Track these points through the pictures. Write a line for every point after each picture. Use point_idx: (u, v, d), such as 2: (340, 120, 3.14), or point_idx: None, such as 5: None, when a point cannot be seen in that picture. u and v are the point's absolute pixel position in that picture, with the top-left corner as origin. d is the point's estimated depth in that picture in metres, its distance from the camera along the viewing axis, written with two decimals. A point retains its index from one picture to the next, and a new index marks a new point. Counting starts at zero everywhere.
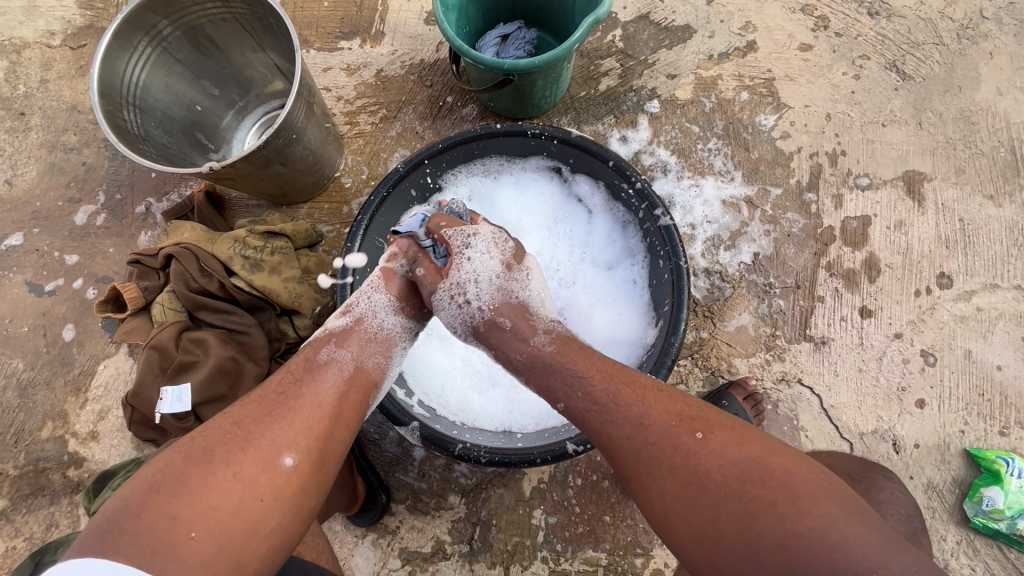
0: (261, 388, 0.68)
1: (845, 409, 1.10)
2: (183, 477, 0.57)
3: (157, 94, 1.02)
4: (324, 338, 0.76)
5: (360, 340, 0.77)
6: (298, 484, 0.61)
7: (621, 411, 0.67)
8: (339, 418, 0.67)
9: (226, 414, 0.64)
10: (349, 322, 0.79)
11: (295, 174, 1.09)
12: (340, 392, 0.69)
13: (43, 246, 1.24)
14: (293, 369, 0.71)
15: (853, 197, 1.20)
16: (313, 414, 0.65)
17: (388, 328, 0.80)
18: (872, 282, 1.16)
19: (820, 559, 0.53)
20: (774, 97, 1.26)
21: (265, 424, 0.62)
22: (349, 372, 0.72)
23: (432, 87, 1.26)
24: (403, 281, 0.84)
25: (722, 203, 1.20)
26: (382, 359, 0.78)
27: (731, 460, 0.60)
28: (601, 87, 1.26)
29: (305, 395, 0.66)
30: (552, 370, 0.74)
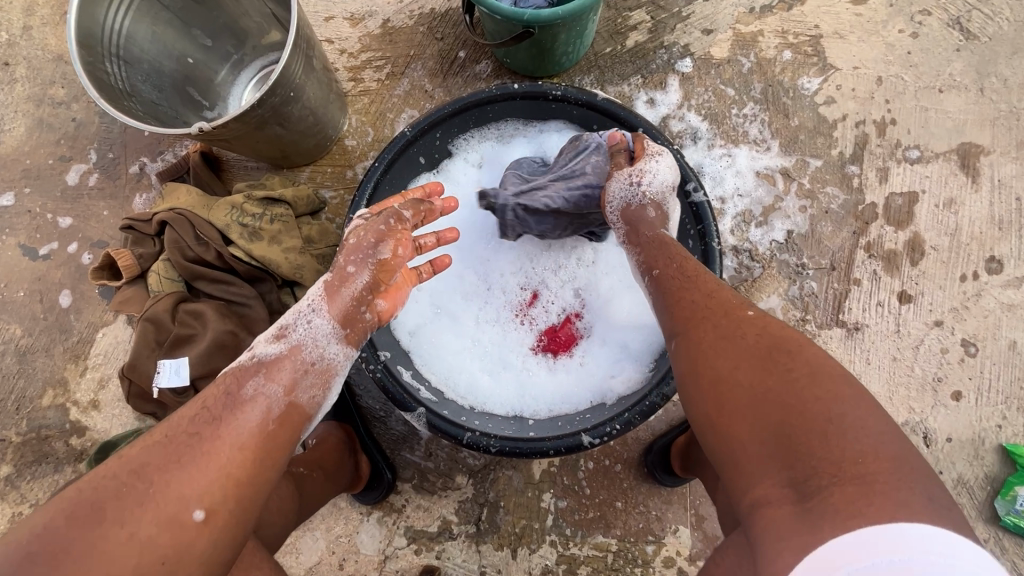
0: (167, 424, 0.57)
1: (875, 399, 1.04)
2: (69, 542, 0.50)
3: (143, 45, 0.93)
4: (249, 368, 0.64)
5: (294, 371, 0.66)
6: (209, 537, 0.53)
7: (690, 282, 0.70)
8: (266, 458, 0.58)
9: (119, 458, 0.54)
10: (282, 349, 0.67)
11: (295, 135, 1.01)
12: (267, 432, 0.60)
13: (35, 208, 1.19)
14: (210, 404, 0.60)
15: (900, 171, 1.10)
16: (230, 460, 0.56)
17: (329, 357, 0.69)
18: (915, 265, 1.08)
19: (819, 426, 0.51)
20: (820, 57, 1.14)
21: (169, 472, 0.53)
22: (279, 410, 0.62)
23: (443, 40, 1.16)
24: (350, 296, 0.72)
25: (756, 175, 1.11)
26: (320, 391, 0.67)
27: (770, 335, 0.60)
28: (628, 43, 1.14)
29: (221, 437, 0.56)
30: (656, 245, 0.76)
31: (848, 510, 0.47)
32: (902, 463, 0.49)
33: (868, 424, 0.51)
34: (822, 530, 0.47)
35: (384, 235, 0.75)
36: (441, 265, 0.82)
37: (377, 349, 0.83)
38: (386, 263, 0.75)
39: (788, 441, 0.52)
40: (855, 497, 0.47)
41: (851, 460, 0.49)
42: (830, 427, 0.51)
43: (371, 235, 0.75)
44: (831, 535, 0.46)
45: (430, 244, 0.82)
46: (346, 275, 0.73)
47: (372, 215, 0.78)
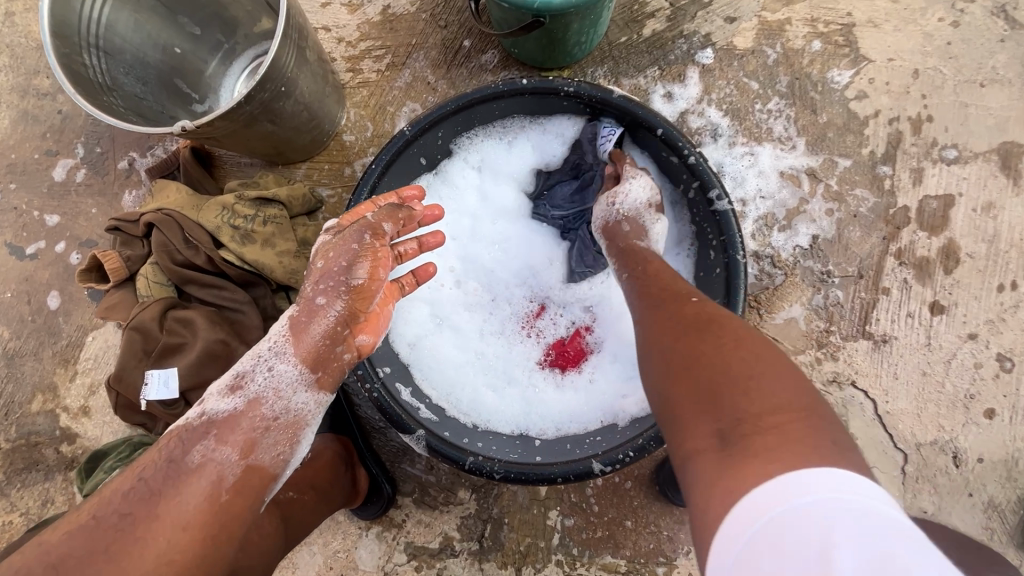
0: (105, 503, 0.56)
1: (903, 416, 0.98)
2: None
3: (124, 34, 0.87)
4: (197, 429, 0.60)
5: (250, 430, 0.62)
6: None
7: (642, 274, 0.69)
8: (213, 539, 0.57)
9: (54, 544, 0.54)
10: (238, 404, 0.63)
11: (289, 132, 0.95)
12: (213, 507, 0.57)
13: (21, 204, 1.14)
14: (150, 476, 0.57)
15: (936, 172, 1.03)
16: (170, 544, 0.54)
17: (293, 409, 0.65)
18: (948, 273, 1.01)
19: (742, 385, 0.48)
20: (852, 48, 1.06)
21: (98, 565, 0.52)
22: (231, 478, 0.59)
23: (446, 28, 1.08)
24: (317, 333, 0.67)
25: (780, 175, 1.03)
26: (284, 448, 0.64)
27: (709, 313, 0.58)
28: (645, 32, 1.07)
29: (160, 519, 0.55)
30: (622, 252, 0.75)
31: (771, 459, 0.42)
32: (829, 428, 0.45)
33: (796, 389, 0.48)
34: (745, 482, 0.42)
35: (357, 255, 0.69)
36: (425, 274, 0.76)
37: (375, 366, 0.78)
38: (360, 289, 0.69)
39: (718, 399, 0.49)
40: (780, 447, 0.43)
41: (769, 418, 0.46)
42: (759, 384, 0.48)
43: (348, 253, 0.69)
44: (743, 485, 0.42)
45: (413, 249, 0.74)
46: (315, 308, 0.68)
47: (342, 231, 0.71)
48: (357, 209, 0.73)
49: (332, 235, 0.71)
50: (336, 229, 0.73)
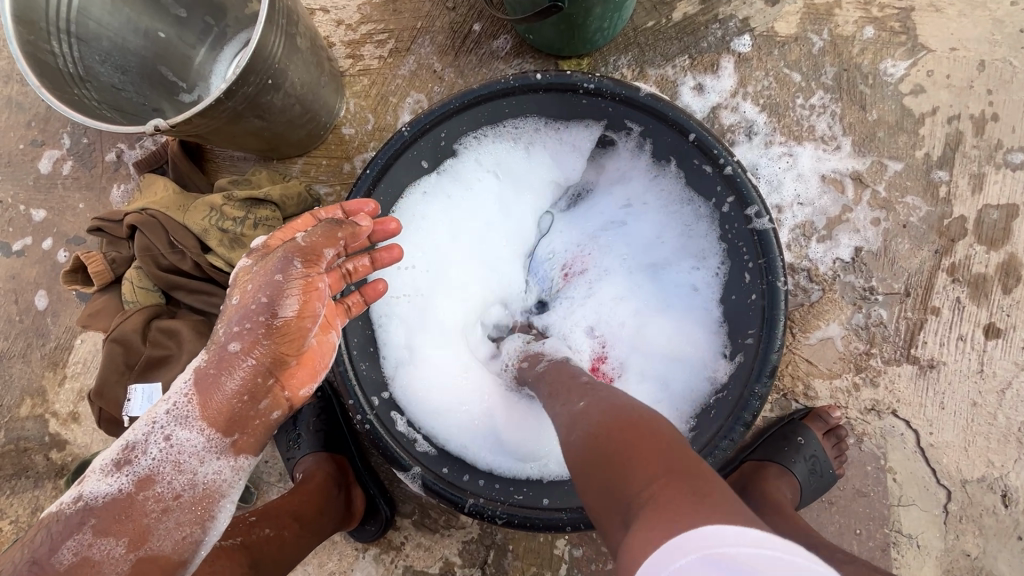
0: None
1: (948, 449, 0.89)
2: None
3: (98, 17, 0.80)
4: (74, 520, 0.54)
5: (142, 515, 0.55)
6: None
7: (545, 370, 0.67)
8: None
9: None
10: (124, 485, 0.56)
11: (281, 126, 0.87)
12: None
13: (7, 198, 1.08)
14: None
15: (999, 179, 0.92)
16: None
17: (198, 483, 0.58)
18: (1008, 293, 0.90)
19: (619, 460, 0.45)
20: (910, 36, 0.94)
21: None
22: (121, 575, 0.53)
23: (455, 10, 0.99)
24: (231, 390, 0.59)
25: (821, 180, 0.93)
26: (188, 528, 0.57)
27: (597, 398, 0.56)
28: (675, 15, 0.96)
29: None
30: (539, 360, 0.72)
31: (670, 519, 0.38)
32: (702, 480, 0.42)
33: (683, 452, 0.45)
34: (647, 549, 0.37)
35: (281, 287, 0.59)
36: (374, 293, 0.68)
37: (370, 394, 0.71)
38: (282, 328, 0.60)
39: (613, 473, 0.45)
40: (678, 506, 0.39)
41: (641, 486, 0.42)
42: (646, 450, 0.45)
43: (273, 289, 0.59)
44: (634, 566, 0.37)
45: (364, 265, 0.67)
46: (232, 360, 0.59)
47: (265, 263, 0.60)
48: (291, 227, 0.64)
49: (255, 259, 0.62)
50: (251, 253, 0.63)
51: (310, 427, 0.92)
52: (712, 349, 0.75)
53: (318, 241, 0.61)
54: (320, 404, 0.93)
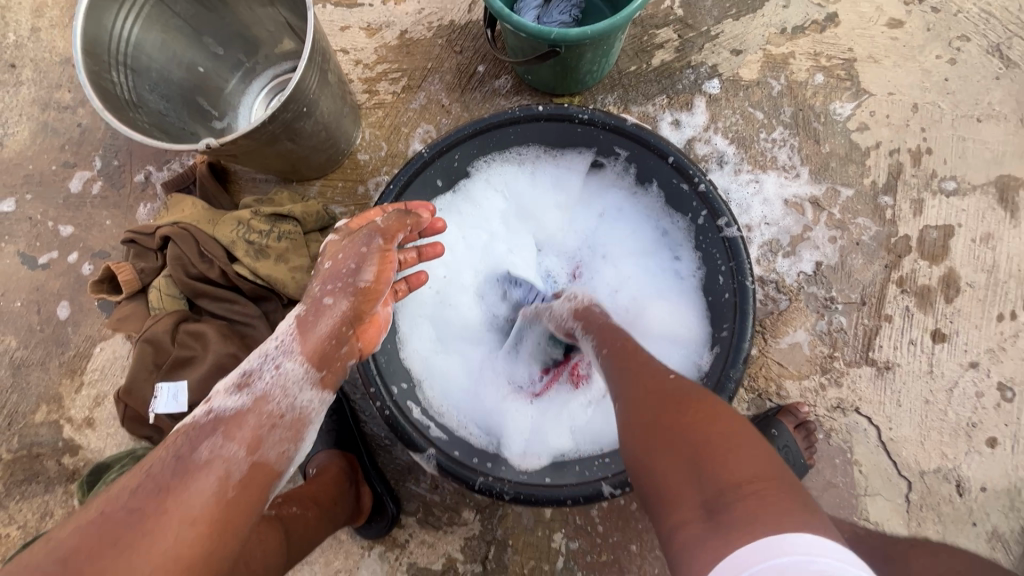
0: (104, 503, 0.49)
1: (906, 443, 0.99)
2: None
3: (151, 52, 0.90)
4: (205, 425, 0.56)
5: (259, 426, 0.59)
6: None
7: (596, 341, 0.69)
8: (223, 534, 0.51)
9: (52, 544, 0.47)
10: (245, 401, 0.60)
11: (307, 150, 0.97)
12: (225, 500, 0.52)
13: (36, 215, 1.15)
14: (155, 472, 0.52)
15: (935, 204, 1.05)
16: (180, 539, 0.48)
17: (300, 406, 0.63)
18: (949, 302, 1.03)
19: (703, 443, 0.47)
20: (854, 82, 1.09)
21: (108, 560, 0.46)
22: (241, 470, 0.55)
23: (462, 54, 1.12)
24: (322, 334, 0.66)
25: (784, 203, 1.06)
26: (290, 446, 0.60)
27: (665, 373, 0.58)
28: (654, 61, 1.10)
29: (168, 512, 0.49)
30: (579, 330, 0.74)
31: (762, 518, 0.40)
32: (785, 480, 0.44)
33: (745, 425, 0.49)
34: (731, 546, 0.40)
35: (365, 257, 0.70)
36: (418, 281, 0.77)
37: (388, 384, 0.78)
38: (367, 290, 0.69)
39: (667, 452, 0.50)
40: (767, 505, 0.41)
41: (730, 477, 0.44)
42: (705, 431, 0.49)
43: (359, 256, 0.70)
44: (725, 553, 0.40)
45: (411, 258, 0.76)
46: (322, 309, 0.67)
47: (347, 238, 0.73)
48: (367, 214, 0.75)
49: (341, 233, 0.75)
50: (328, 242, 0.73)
51: (322, 426, 0.97)
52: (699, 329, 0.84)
53: (393, 223, 0.72)
54: (332, 406, 0.99)
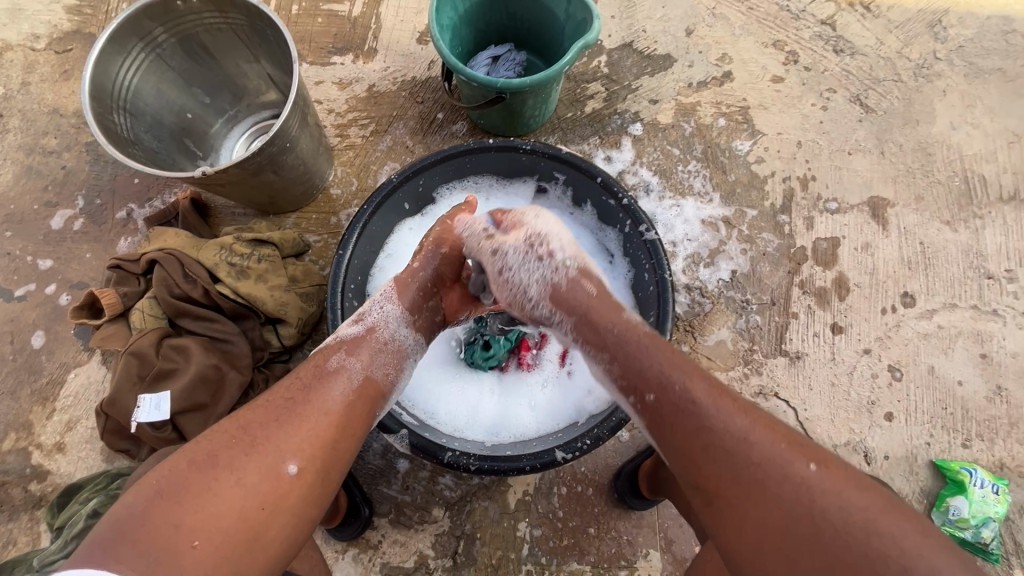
0: (267, 395, 0.69)
1: (819, 421, 1.16)
2: (189, 481, 0.58)
3: (147, 98, 1.02)
4: (335, 345, 0.77)
5: (371, 350, 0.78)
6: (301, 490, 0.62)
7: (725, 418, 0.63)
8: (344, 429, 0.69)
9: (233, 418, 0.65)
10: (361, 330, 0.80)
11: (286, 182, 1.10)
12: (347, 401, 0.71)
13: (15, 250, 1.21)
14: (302, 376, 0.71)
15: (823, 220, 1.27)
16: (319, 422, 0.66)
17: (399, 339, 0.82)
18: (842, 300, 1.22)
19: None
20: (749, 125, 1.33)
21: (271, 429, 0.64)
22: (357, 382, 0.73)
23: (423, 103, 1.29)
24: (416, 292, 0.87)
25: (702, 223, 1.25)
26: (391, 371, 0.79)
27: (839, 500, 0.56)
28: (586, 109, 1.31)
29: (313, 402, 0.68)
30: (645, 353, 0.72)
31: None
32: None
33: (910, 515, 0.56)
34: None
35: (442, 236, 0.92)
36: None
37: None
38: (446, 260, 0.91)
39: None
40: None
41: None
42: (903, 560, 0.51)
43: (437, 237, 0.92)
44: None
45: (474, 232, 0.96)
46: (413, 274, 0.89)
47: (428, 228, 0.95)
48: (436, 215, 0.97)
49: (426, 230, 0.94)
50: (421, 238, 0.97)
51: None
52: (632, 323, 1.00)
53: (458, 214, 0.94)
54: None
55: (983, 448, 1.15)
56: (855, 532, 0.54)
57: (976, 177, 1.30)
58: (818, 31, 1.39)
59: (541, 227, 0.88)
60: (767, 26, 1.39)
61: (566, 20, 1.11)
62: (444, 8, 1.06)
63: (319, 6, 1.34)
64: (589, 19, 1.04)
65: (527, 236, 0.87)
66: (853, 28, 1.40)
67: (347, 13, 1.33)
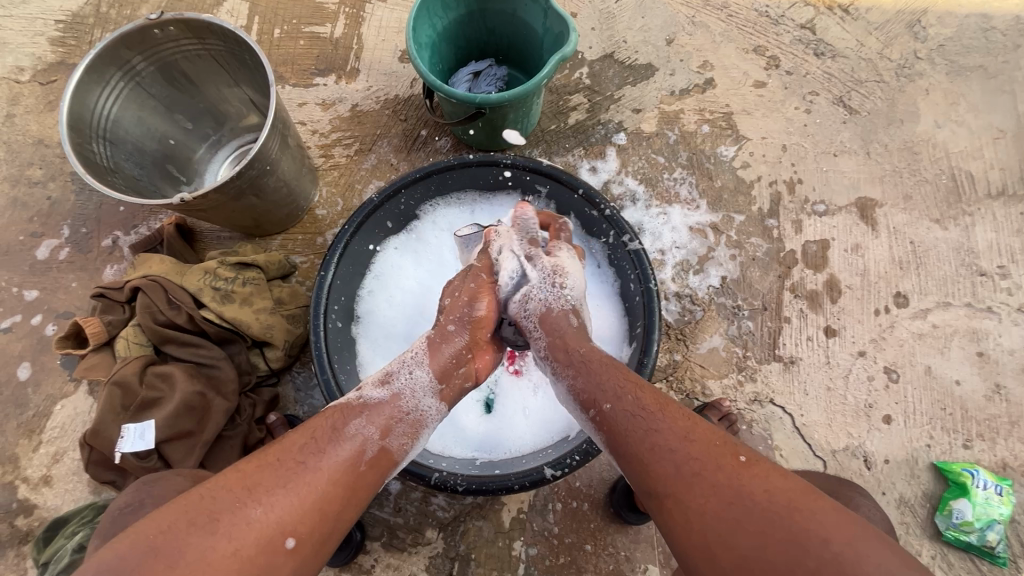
0: (279, 448, 0.64)
1: (816, 426, 1.14)
2: (183, 545, 0.54)
3: (128, 127, 1.02)
4: (355, 406, 0.72)
5: (391, 417, 0.73)
6: (296, 566, 0.58)
7: (663, 420, 0.65)
8: (350, 500, 0.64)
9: (239, 472, 0.61)
10: (384, 393, 0.75)
11: (269, 205, 1.09)
12: (357, 471, 0.66)
13: (0, 282, 1.20)
14: (317, 435, 0.67)
15: (811, 223, 1.26)
16: (325, 493, 0.62)
17: (423, 409, 0.76)
18: (835, 302, 1.21)
19: None
20: (733, 130, 1.33)
21: (275, 494, 0.60)
22: (371, 453, 0.68)
23: (406, 121, 1.30)
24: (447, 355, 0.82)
25: (689, 230, 1.24)
26: (408, 441, 0.73)
27: (776, 490, 0.56)
28: (570, 121, 1.31)
29: (322, 469, 0.63)
30: (596, 369, 0.75)
31: None
32: None
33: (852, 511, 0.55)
34: None
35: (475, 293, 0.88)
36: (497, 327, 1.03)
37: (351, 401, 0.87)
38: (479, 319, 0.86)
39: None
40: None
41: None
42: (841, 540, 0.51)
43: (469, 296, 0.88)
44: None
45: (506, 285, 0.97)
46: (447, 335, 0.84)
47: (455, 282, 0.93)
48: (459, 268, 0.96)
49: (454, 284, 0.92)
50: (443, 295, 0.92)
51: None
52: (621, 334, 0.99)
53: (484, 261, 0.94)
54: None
55: (985, 448, 1.13)
56: (787, 513, 0.54)
57: (963, 175, 1.30)
58: (797, 36, 1.39)
59: (563, 259, 0.91)
60: (747, 32, 1.39)
61: (545, 33, 1.11)
62: (422, 26, 1.07)
63: (300, 29, 1.35)
64: (567, 31, 1.04)
65: (550, 265, 0.89)
66: (832, 31, 1.40)
67: (328, 34, 1.34)
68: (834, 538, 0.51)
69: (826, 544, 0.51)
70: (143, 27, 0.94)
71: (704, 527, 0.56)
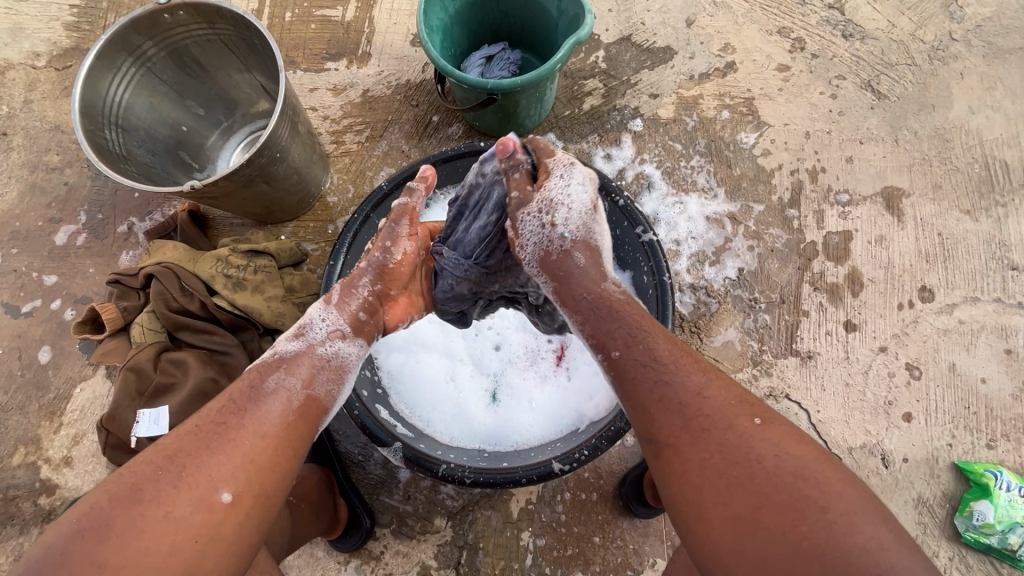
0: (197, 415, 0.64)
1: (833, 423, 1.12)
2: (110, 520, 0.55)
3: (140, 113, 1.02)
4: (272, 364, 0.71)
5: (311, 367, 0.72)
6: (239, 519, 0.59)
7: (679, 374, 0.64)
8: (286, 449, 0.65)
9: (159, 446, 0.61)
10: (301, 346, 0.74)
11: (279, 192, 1.09)
12: (288, 422, 0.66)
13: (21, 267, 1.22)
14: (235, 396, 0.66)
15: (834, 214, 1.22)
16: (255, 446, 0.62)
17: (342, 355, 0.75)
18: (855, 296, 1.17)
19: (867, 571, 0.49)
20: (754, 116, 1.28)
21: (201, 458, 0.60)
22: (299, 402, 0.68)
23: (418, 107, 1.28)
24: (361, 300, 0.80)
25: (706, 220, 1.21)
26: (334, 387, 0.73)
27: (786, 454, 0.57)
28: (585, 107, 1.28)
29: (248, 426, 0.63)
30: (611, 316, 0.71)
31: None
32: None
33: (858, 481, 0.56)
34: None
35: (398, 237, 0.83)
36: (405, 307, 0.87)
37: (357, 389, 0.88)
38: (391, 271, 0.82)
39: (774, 534, 0.53)
40: None
41: None
42: (839, 513, 0.53)
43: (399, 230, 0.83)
44: None
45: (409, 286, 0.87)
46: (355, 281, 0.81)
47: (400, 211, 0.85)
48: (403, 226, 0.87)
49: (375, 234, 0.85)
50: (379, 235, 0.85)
51: None
52: None
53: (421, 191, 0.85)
54: None
55: (1010, 448, 1.10)
56: (788, 478, 0.56)
57: (998, 164, 1.24)
58: (825, 16, 1.33)
59: (557, 187, 0.76)
60: (772, 13, 1.34)
61: (559, 14, 1.07)
62: (433, 9, 1.04)
63: (312, 12, 1.33)
64: (583, 13, 1.01)
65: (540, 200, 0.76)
66: (862, 11, 1.34)
67: (340, 18, 1.32)
68: (833, 508, 0.53)
69: (822, 513, 0.53)
70: (153, 12, 0.93)
71: (706, 484, 0.58)
